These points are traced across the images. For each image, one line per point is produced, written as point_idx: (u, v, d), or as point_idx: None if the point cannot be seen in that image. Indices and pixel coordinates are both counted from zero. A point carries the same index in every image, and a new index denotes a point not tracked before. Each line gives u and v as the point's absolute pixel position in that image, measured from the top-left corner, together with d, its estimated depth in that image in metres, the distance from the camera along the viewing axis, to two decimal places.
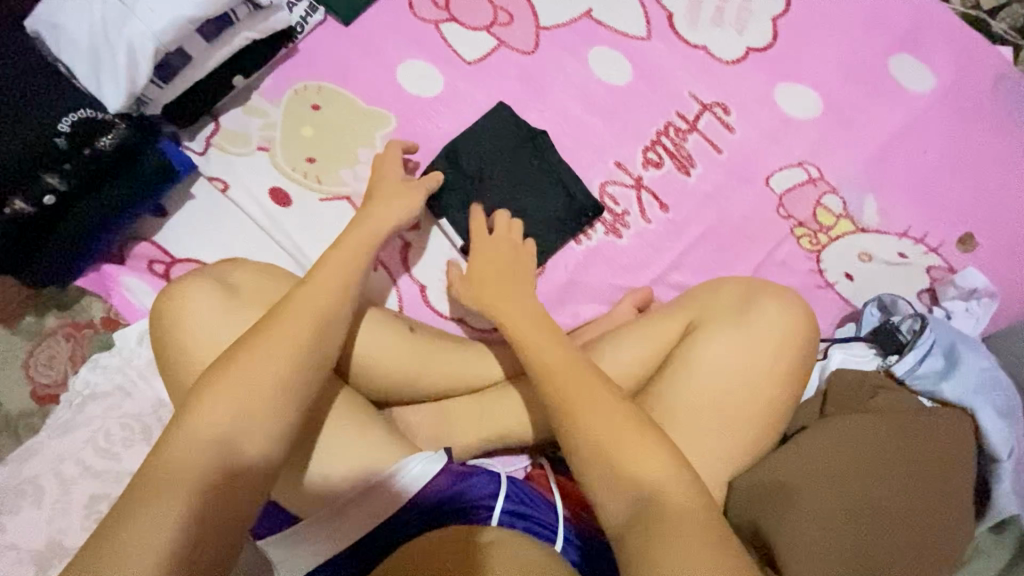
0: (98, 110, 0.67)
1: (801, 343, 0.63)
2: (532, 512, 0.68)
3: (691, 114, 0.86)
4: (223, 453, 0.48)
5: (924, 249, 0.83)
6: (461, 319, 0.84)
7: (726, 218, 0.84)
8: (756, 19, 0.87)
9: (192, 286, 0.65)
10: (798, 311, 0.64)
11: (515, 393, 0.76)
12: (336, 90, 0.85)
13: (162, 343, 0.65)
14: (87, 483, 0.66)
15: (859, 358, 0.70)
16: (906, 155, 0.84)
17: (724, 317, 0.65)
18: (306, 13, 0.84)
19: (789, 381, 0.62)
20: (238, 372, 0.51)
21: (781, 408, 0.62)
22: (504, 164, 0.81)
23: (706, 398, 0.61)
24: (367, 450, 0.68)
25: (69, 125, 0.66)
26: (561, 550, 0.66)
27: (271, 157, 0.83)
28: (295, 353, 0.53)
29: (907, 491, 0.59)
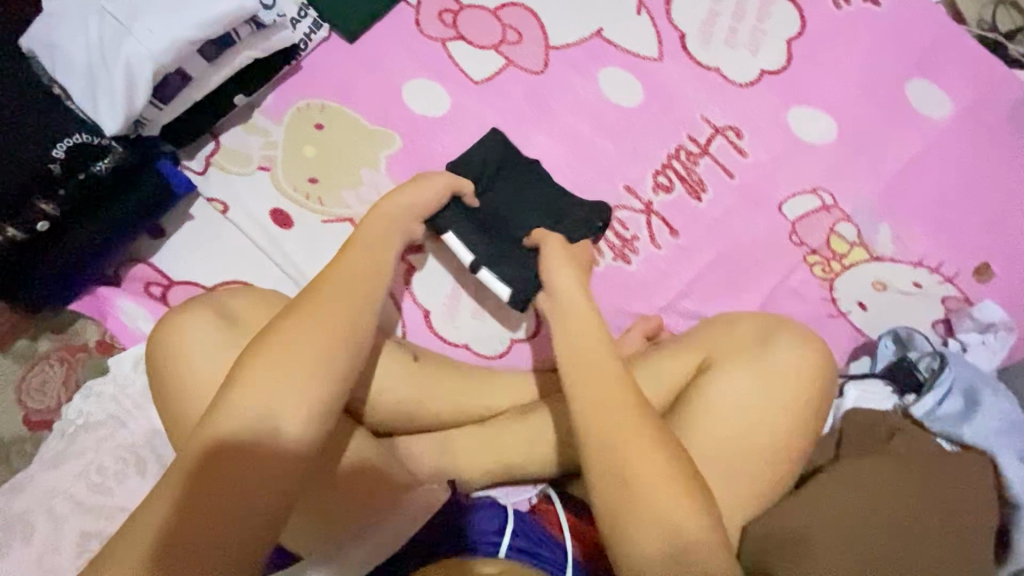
0: (95, 135, 0.65)
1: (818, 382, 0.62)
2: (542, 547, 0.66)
3: (703, 137, 0.84)
4: (232, 495, 0.47)
5: (939, 278, 0.81)
6: (466, 344, 0.82)
7: (739, 244, 0.82)
8: (771, 40, 0.85)
9: (191, 318, 0.63)
10: (812, 347, 0.63)
11: (521, 425, 0.74)
12: (340, 109, 0.82)
13: (159, 374, 0.63)
14: (79, 519, 0.64)
15: (876, 396, 0.68)
16: (922, 182, 0.82)
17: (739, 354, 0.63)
18: (309, 30, 0.81)
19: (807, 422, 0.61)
20: (244, 420, 0.49)
21: (798, 451, 0.60)
22: (510, 181, 0.78)
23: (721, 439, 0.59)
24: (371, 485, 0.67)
25: (64, 151, 0.64)
26: None
27: (272, 177, 0.81)
28: (297, 396, 0.51)
29: (928, 541, 0.56)
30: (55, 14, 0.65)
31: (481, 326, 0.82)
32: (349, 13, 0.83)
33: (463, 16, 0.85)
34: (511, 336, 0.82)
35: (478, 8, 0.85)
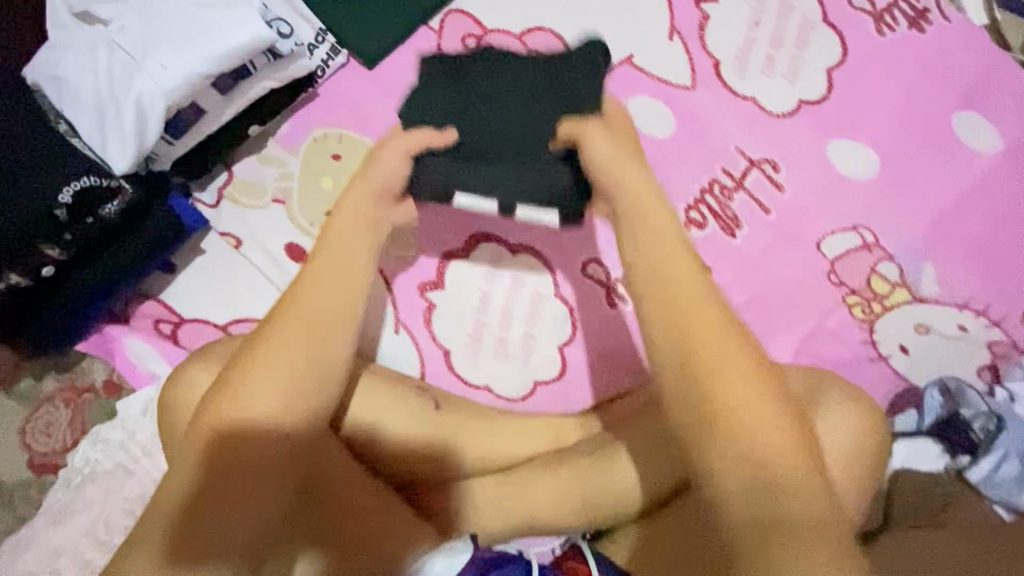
0: (104, 176, 0.61)
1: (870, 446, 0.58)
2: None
3: (738, 170, 0.80)
4: (239, 537, 0.47)
5: (986, 321, 0.77)
6: (487, 386, 0.78)
7: (774, 284, 0.78)
8: (809, 69, 0.81)
9: (205, 370, 0.59)
10: (862, 406, 0.59)
11: (549, 475, 0.70)
12: (358, 138, 0.79)
13: (171, 429, 0.60)
14: None
15: (928, 455, 0.66)
16: (967, 220, 0.79)
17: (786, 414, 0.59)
18: (327, 56, 0.78)
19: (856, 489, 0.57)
20: (243, 462, 0.48)
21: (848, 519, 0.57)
22: (498, 98, 0.60)
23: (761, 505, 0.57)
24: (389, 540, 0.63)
25: (70, 196, 0.60)
26: None
27: (288, 211, 0.77)
28: (284, 420, 0.50)
29: None
30: (61, 45, 0.61)
31: (504, 368, 0.78)
32: (368, 39, 0.79)
33: (487, 41, 0.81)
34: (534, 378, 0.78)
35: (502, 32, 0.81)
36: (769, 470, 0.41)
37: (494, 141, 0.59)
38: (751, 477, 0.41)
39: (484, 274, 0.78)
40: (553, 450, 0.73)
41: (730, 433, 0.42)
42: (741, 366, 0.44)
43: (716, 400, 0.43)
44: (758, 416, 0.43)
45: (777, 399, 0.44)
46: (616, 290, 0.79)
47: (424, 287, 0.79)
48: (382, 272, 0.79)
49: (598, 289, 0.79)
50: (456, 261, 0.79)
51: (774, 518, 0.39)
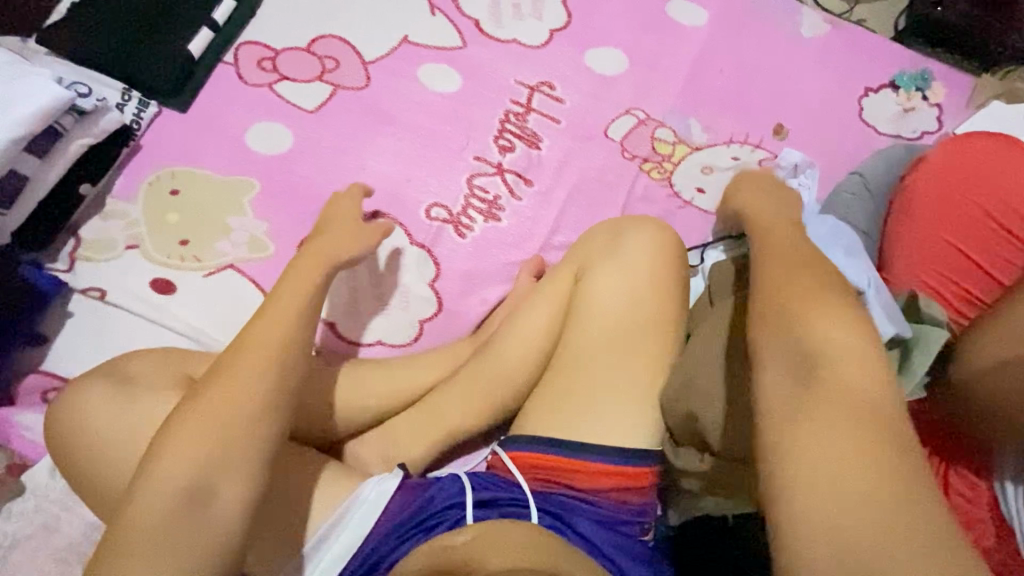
0: None
1: (660, 292, 0.76)
2: (570, 517, 0.69)
3: (523, 97, 0.95)
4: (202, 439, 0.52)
5: (752, 147, 0.94)
6: (379, 341, 0.85)
7: (584, 174, 0.93)
8: (548, 5, 0.99)
9: (85, 395, 0.61)
10: (655, 231, 0.80)
11: (452, 387, 0.79)
12: (191, 171, 0.86)
13: (61, 448, 0.62)
14: None
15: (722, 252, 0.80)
16: (707, 79, 0.97)
17: (603, 259, 0.78)
18: (138, 109, 0.85)
19: (656, 337, 0.74)
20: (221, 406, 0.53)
21: (672, 323, 0.75)
22: None
23: (588, 372, 0.73)
24: (314, 492, 0.71)
25: None
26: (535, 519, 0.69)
27: (142, 253, 0.82)
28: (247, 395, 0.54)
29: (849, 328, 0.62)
30: None
31: (387, 320, 0.86)
32: (166, 72, 0.87)
33: (282, 59, 0.92)
34: (419, 319, 0.86)
35: (293, 48, 0.93)
36: (829, 432, 0.37)
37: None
38: (806, 446, 0.37)
39: None
40: (451, 371, 0.81)
41: (816, 403, 0.38)
42: (846, 358, 0.40)
43: (807, 336, 0.42)
44: (858, 403, 0.38)
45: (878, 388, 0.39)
46: (461, 220, 0.90)
47: None
48: (246, 276, 0.83)
49: (446, 226, 0.89)
50: None
51: (847, 488, 0.35)
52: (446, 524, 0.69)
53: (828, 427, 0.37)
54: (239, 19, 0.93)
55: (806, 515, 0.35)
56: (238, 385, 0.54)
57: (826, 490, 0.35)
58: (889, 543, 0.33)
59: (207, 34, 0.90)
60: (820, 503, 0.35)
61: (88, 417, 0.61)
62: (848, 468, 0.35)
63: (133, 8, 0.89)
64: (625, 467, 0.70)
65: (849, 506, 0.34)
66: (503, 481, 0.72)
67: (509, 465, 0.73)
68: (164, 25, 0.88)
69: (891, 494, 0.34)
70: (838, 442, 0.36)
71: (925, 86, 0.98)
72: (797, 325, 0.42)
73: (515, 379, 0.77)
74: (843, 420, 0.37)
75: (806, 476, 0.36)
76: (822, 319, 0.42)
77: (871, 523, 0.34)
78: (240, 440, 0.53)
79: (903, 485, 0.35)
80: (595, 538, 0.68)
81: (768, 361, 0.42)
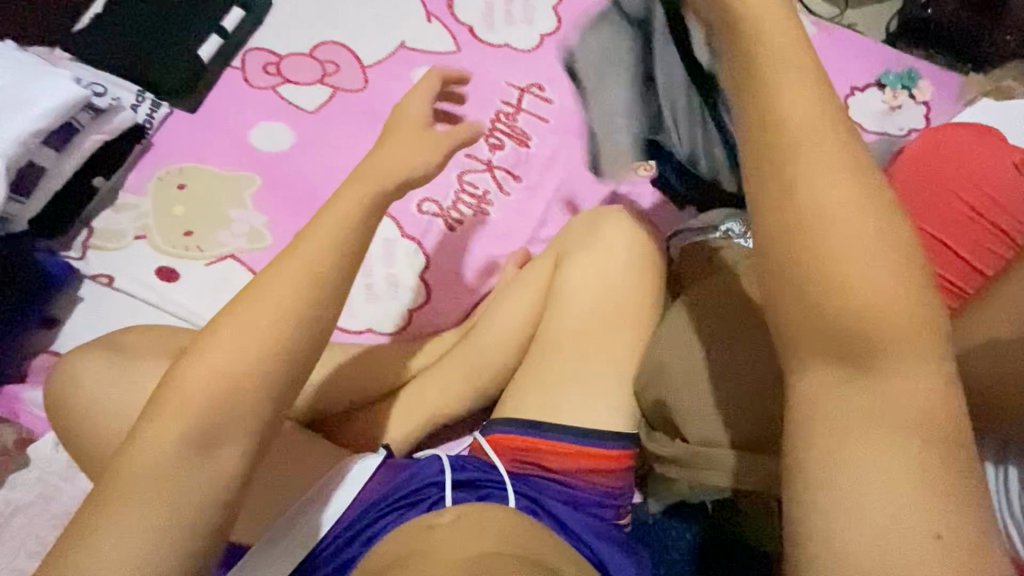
0: None
1: (639, 279, 0.77)
2: (546, 500, 0.69)
3: (514, 98, 0.99)
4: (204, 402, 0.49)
5: None
6: (369, 328, 0.88)
7: (571, 170, 0.95)
8: (539, 11, 1.03)
9: (83, 366, 0.66)
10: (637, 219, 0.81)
11: (437, 372, 0.81)
12: (197, 167, 0.92)
13: (62, 417, 0.66)
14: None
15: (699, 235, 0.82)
16: None
17: (582, 248, 0.81)
18: (150, 110, 0.91)
19: (635, 322, 0.75)
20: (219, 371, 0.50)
21: (651, 309, 0.76)
22: None
23: (568, 356, 0.74)
24: (298, 467, 0.73)
25: None
26: (512, 502, 0.69)
27: (149, 243, 0.87)
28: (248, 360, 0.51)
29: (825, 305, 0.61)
30: None
31: (378, 309, 0.89)
32: (177, 76, 0.93)
33: (286, 64, 0.98)
34: (408, 308, 0.89)
35: (297, 54, 0.99)
36: (874, 443, 0.34)
37: (190, 6, 0.97)
38: (855, 463, 0.34)
39: None
40: (436, 358, 0.83)
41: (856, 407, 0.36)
42: (896, 347, 0.36)
43: (837, 313, 0.36)
44: (908, 407, 0.35)
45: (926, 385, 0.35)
46: (451, 214, 0.93)
47: None
48: (245, 265, 0.87)
49: (436, 220, 0.93)
50: None
51: (883, 505, 0.33)
52: (425, 503, 0.70)
53: (872, 441, 0.35)
54: (248, 26, 0.99)
55: (841, 536, 0.33)
56: (236, 361, 0.50)
57: (878, 505, 0.33)
58: (943, 557, 0.32)
59: (217, 41, 0.96)
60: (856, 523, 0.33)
61: (88, 388, 0.65)
62: (883, 484, 0.34)
63: (150, 17, 0.95)
64: (604, 449, 0.70)
65: (895, 524, 0.33)
66: (482, 463, 0.72)
67: (488, 447, 0.73)
68: (178, 33, 0.95)
69: (942, 510, 0.33)
70: (884, 451, 0.34)
71: (913, 84, 1.00)
72: (844, 309, 0.36)
73: (497, 364, 0.80)
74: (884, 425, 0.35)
75: (836, 494, 0.34)
76: (871, 296, 0.35)
77: (921, 542, 0.32)
78: (234, 418, 0.50)
79: (953, 495, 0.33)
80: (571, 520, 0.68)
81: (803, 358, 0.37)
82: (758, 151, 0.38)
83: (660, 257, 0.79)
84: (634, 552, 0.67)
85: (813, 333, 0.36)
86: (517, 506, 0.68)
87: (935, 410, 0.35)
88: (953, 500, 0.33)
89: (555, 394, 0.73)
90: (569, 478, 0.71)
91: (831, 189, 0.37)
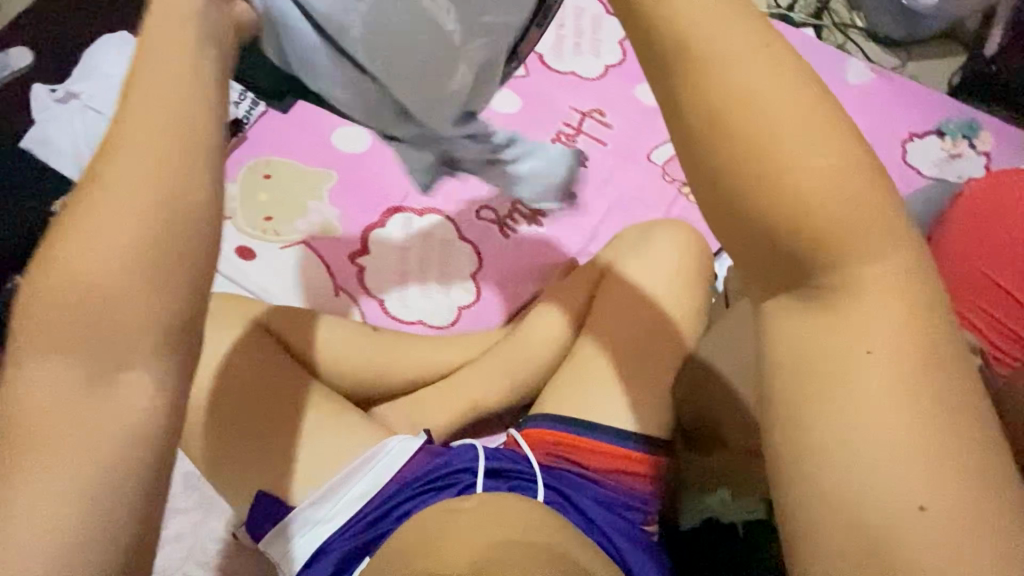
0: None
1: (679, 293, 0.80)
2: (573, 495, 0.70)
3: (575, 121, 1.05)
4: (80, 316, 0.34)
5: None
6: (419, 320, 0.93)
7: (623, 192, 1.00)
8: (606, 44, 1.10)
9: None
10: (685, 235, 0.84)
11: (480, 365, 0.84)
12: (283, 160, 1.01)
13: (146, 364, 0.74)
14: None
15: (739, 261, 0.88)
16: None
17: (632, 260, 0.84)
18: (249, 107, 1.02)
19: (673, 333, 0.77)
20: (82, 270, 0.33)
21: (688, 324, 0.79)
22: None
23: (607, 357, 0.78)
24: (334, 439, 0.74)
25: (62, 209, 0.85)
26: (540, 496, 0.69)
27: (234, 223, 0.96)
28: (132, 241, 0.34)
29: None
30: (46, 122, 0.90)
31: (429, 302, 0.94)
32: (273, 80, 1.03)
33: None
34: (456, 306, 0.94)
35: None
36: (855, 409, 0.34)
37: None
38: (812, 430, 0.34)
39: (401, 235, 0.97)
40: (479, 353, 0.87)
41: (823, 365, 0.35)
42: (861, 278, 0.35)
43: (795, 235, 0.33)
44: (861, 337, 0.34)
45: (881, 278, 0.35)
46: (506, 222, 0.98)
47: (354, 255, 0.96)
48: (315, 253, 0.96)
49: (492, 226, 0.98)
50: (377, 231, 0.97)
51: (865, 473, 0.33)
52: (458, 488, 0.70)
53: (860, 401, 0.34)
54: None
55: (827, 510, 0.34)
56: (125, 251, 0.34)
57: (859, 473, 0.33)
58: (924, 525, 0.32)
59: None
60: (845, 498, 0.33)
61: None
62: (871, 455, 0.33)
63: None
64: (631, 452, 0.72)
65: (890, 500, 0.33)
66: (514, 453, 0.73)
67: (521, 441, 0.75)
68: None
69: (938, 472, 0.33)
70: (869, 413, 0.33)
71: (972, 134, 1.02)
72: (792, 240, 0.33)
73: (538, 361, 0.83)
74: (863, 379, 0.34)
75: (824, 469, 0.34)
76: (835, 206, 0.33)
77: (905, 510, 0.32)
78: (124, 340, 0.34)
79: (944, 455, 0.33)
80: (598, 518, 0.68)
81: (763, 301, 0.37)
82: (690, 96, 0.34)
83: (705, 276, 0.82)
84: (657, 557, 0.67)
85: (758, 266, 0.36)
86: (545, 500, 0.69)
87: (896, 329, 0.34)
88: (991, 493, 0.33)
89: (592, 395, 0.76)
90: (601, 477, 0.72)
91: (794, 101, 0.33)
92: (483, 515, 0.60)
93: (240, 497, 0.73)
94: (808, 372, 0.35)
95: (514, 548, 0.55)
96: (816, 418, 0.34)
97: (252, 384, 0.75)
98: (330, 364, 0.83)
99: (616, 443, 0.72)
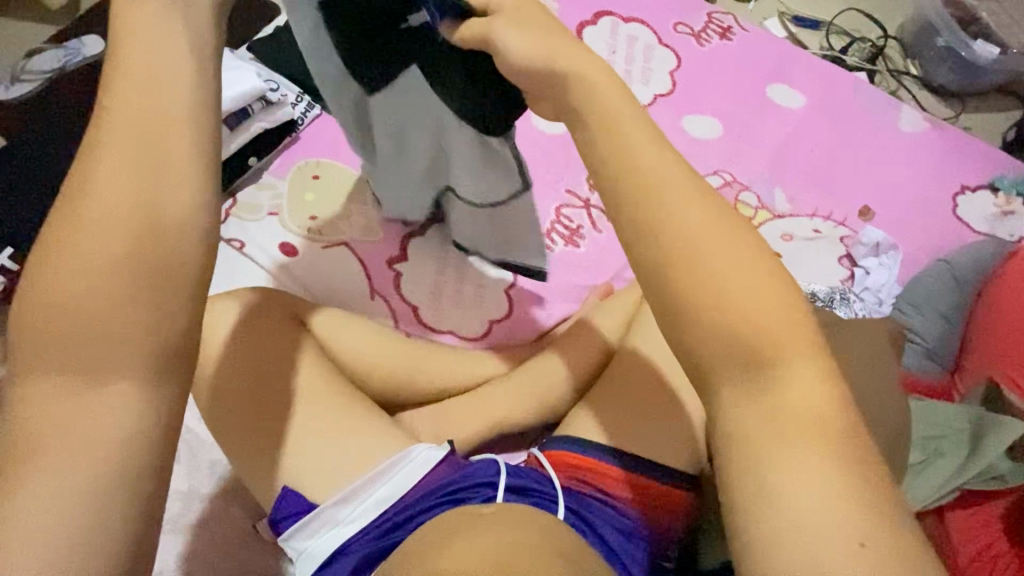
0: None
1: None
2: (594, 519, 0.69)
3: None
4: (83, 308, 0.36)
5: (834, 224, 0.98)
6: (451, 330, 0.94)
7: None
8: (657, 73, 1.10)
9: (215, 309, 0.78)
10: None
11: (507, 382, 0.85)
12: (331, 162, 1.04)
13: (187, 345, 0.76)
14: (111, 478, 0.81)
15: None
16: (797, 155, 1.04)
17: None
18: (305, 109, 1.06)
19: None
20: (88, 265, 0.36)
21: None
22: None
23: (638, 382, 0.77)
24: (361, 441, 0.75)
25: None
26: (561, 515, 0.69)
27: (279, 220, 0.99)
28: (122, 240, 0.36)
29: (880, 409, 0.69)
30: None
31: (463, 314, 0.95)
32: None
33: None
34: (489, 319, 0.95)
35: None
36: (819, 470, 0.36)
37: None
38: (768, 484, 0.37)
39: (438, 246, 0.98)
40: (508, 369, 0.88)
41: (783, 425, 0.38)
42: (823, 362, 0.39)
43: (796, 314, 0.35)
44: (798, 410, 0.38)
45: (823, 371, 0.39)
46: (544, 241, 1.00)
47: (393, 262, 0.97)
48: (355, 255, 0.97)
49: None
50: (416, 239, 0.99)
51: (824, 514, 0.36)
52: (476, 502, 0.69)
53: (817, 468, 0.37)
54: None
55: (792, 546, 0.35)
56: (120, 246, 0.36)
57: (819, 512, 0.36)
58: (865, 560, 0.35)
59: None
60: (807, 544, 0.35)
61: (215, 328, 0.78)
62: (849, 500, 0.36)
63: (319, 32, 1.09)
64: (658, 486, 0.72)
65: (834, 538, 0.35)
66: (536, 473, 0.73)
67: (544, 460, 0.75)
68: None
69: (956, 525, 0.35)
70: (840, 465, 0.37)
71: None
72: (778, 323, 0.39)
73: (567, 381, 0.84)
74: (819, 440, 0.37)
75: (811, 516, 0.36)
76: None
77: (847, 551, 0.35)
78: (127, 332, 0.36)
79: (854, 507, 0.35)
80: (616, 544, 0.68)
81: (735, 375, 0.39)
82: None
83: None
84: None
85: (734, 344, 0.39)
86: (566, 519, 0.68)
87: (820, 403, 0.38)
88: None
89: (621, 422, 0.75)
90: (627, 506, 0.71)
91: None
92: (506, 522, 0.60)
93: (264, 488, 0.73)
94: (773, 423, 0.38)
95: (538, 557, 0.55)
96: (814, 476, 0.36)
97: (288, 375, 0.76)
98: (363, 370, 0.84)
99: (646, 472, 0.72)
